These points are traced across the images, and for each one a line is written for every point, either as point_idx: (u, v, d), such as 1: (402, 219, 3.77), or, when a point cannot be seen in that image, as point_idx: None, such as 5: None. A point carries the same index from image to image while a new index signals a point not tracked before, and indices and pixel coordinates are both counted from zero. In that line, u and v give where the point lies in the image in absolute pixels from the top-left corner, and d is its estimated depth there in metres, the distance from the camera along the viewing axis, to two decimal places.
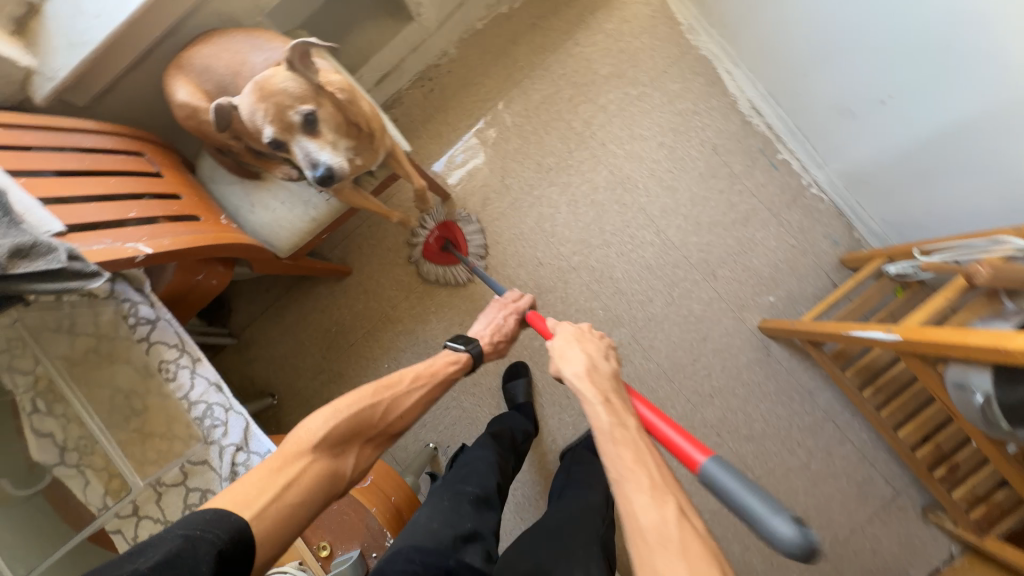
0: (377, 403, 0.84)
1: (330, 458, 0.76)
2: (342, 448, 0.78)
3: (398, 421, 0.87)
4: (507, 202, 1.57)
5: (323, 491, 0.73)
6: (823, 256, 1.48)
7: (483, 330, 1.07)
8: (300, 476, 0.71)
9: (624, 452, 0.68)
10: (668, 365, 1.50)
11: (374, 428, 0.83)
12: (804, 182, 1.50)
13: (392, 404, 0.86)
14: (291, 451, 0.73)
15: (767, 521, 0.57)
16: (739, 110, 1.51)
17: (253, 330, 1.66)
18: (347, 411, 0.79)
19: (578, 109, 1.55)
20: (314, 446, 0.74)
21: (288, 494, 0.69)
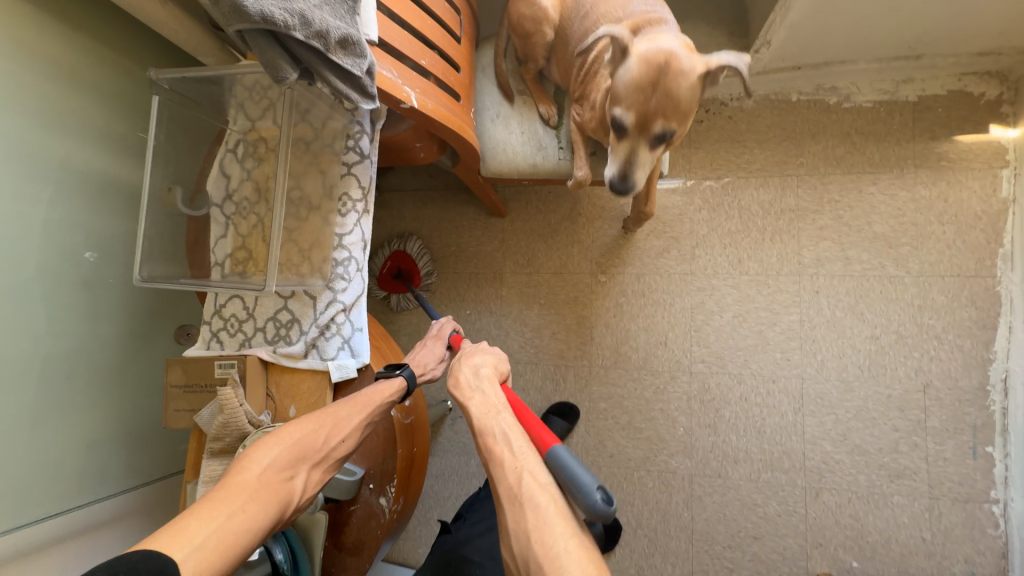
0: (319, 431, 0.73)
1: (274, 485, 0.66)
2: (289, 472, 0.69)
3: (346, 447, 0.75)
4: (681, 268, 1.43)
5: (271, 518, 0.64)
6: (945, 575, 1.21)
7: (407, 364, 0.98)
8: (238, 505, 0.62)
9: (492, 443, 0.70)
10: (700, 526, 1.33)
11: (320, 455, 0.73)
12: (992, 493, 1.21)
13: (335, 429, 0.75)
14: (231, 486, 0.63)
15: (581, 486, 0.60)
16: (987, 371, 1.23)
17: (394, 198, 1.69)
18: (289, 440, 0.70)
19: (819, 241, 1.35)
20: (258, 475, 0.66)
21: (228, 520, 0.60)
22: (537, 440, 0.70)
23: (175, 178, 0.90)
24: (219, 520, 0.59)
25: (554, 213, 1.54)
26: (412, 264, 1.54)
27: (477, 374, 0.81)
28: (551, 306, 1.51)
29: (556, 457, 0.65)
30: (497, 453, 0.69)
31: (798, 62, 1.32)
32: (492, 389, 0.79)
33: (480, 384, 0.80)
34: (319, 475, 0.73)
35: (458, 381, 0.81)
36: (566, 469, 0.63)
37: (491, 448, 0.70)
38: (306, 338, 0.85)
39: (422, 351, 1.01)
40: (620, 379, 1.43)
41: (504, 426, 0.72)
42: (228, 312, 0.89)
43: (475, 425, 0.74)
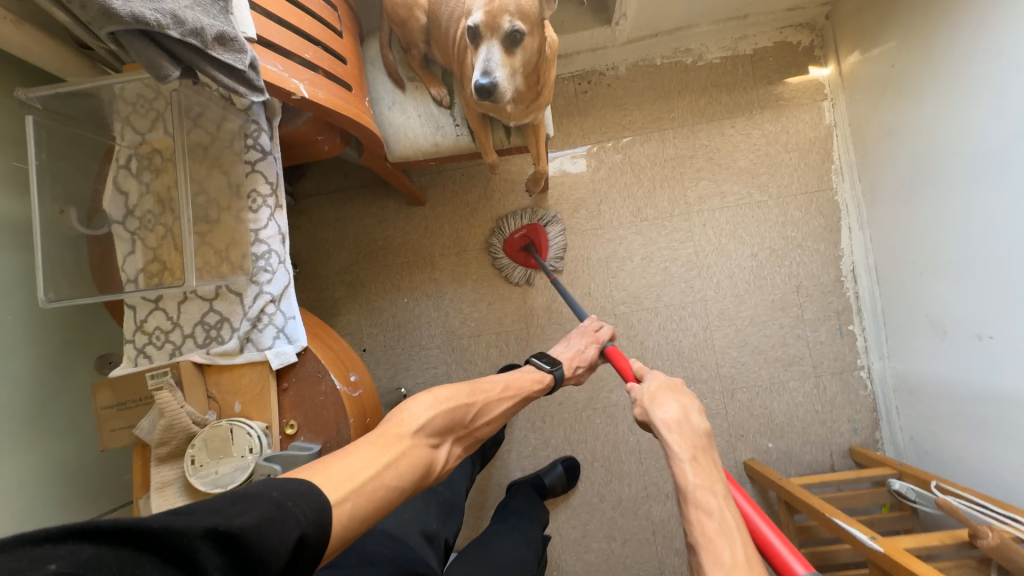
0: (473, 405, 0.81)
1: (428, 449, 0.71)
2: (437, 440, 0.74)
3: (485, 427, 0.84)
4: (592, 224, 1.59)
5: (414, 481, 0.67)
6: (836, 436, 1.48)
7: (565, 353, 1.09)
8: (399, 457, 0.66)
9: (705, 521, 0.57)
10: (645, 446, 1.50)
11: (464, 431, 0.80)
12: (858, 362, 1.49)
13: (483, 409, 0.84)
14: (392, 434, 0.69)
15: None
16: (839, 265, 1.51)
17: (312, 203, 1.70)
18: (448, 404, 0.77)
19: (699, 182, 1.56)
20: (412, 433, 0.70)
21: (389, 472, 0.64)
22: (779, 560, 0.57)
23: (67, 200, 0.88)
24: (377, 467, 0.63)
25: (470, 193, 1.63)
26: (544, 237, 1.55)
27: (695, 428, 0.71)
28: (483, 280, 1.61)
29: None
30: (714, 542, 0.55)
31: (654, 30, 1.52)
32: (712, 457, 0.67)
33: (695, 433, 0.70)
34: (457, 452, 0.78)
35: (665, 416, 0.73)
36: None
37: (709, 536, 0.56)
38: (239, 334, 0.87)
39: (578, 349, 1.10)
40: (556, 333, 1.56)
41: (729, 513, 0.58)
42: (151, 325, 0.89)
43: (686, 491, 0.61)
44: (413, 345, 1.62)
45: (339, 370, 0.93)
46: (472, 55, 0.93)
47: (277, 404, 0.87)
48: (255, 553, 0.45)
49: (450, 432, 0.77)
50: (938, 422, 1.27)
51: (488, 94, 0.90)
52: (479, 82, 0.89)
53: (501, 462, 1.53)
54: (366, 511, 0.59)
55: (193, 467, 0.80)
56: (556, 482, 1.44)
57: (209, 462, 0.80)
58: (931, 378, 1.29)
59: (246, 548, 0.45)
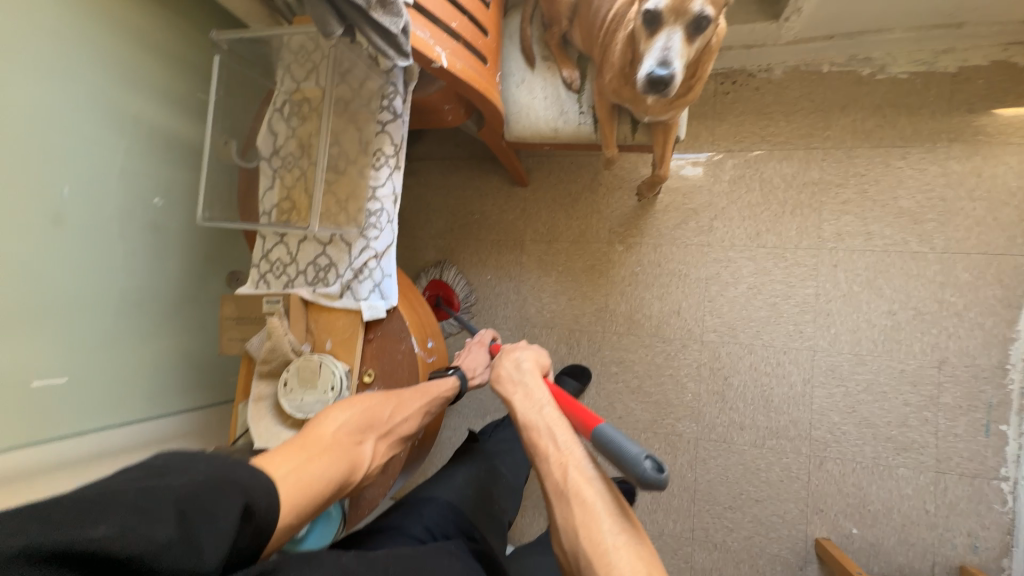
0: (390, 401, 0.84)
1: (349, 445, 0.73)
2: (360, 437, 0.76)
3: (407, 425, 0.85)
4: (699, 239, 1.45)
5: (341, 475, 0.69)
6: (946, 547, 1.23)
7: (458, 364, 1.09)
8: (316, 453, 0.68)
9: (538, 439, 0.71)
10: (702, 487, 1.39)
11: (386, 426, 0.82)
12: (1002, 471, 1.21)
13: (401, 406, 0.86)
14: (310, 437, 0.70)
15: (633, 459, 0.60)
16: (1008, 350, 1.22)
17: (422, 166, 1.77)
18: (362, 403, 0.79)
19: (841, 216, 1.34)
20: (332, 432, 0.73)
21: (308, 466, 0.65)
22: (581, 417, 0.72)
23: (231, 134, 1.00)
24: (298, 462, 0.64)
25: (574, 183, 1.58)
26: (449, 292, 1.61)
27: (520, 368, 0.82)
28: (569, 274, 1.57)
29: (600, 434, 0.66)
30: (539, 445, 0.70)
31: (830, 32, 1.30)
32: (535, 382, 0.79)
33: (523, 378, 0.80)
34: (382, 448, 0.80)
35: (503, 374, 0.82)
36: (611, 442, 0.64)
37: (536, 442, 0.71)
38: (342, 281, 0.94)
39: (468, 355, 1.11)
40: (632, 345, 1.48)
41: (546, 420, 0.72)
42: (274, 257, 1.00)
43: (519, 419, 0.75)
44: (486, 322, 1.64)
45: (419, 333, 0.97)
46: (638, 41, 0.86)
47: (361, 353, 0.93)
48: (207, 500, 0.47)
49: (371, 427, 0.79)
50: None
51: (661, 86, 0.83)
52: (651, 70, 0.82)
53: None
54: (297, 505, 0.60)
55: (285, 389, 0.89)
56: None
57: (297, 388, 0.88)
58: None
59: (195, 496, 0.46)
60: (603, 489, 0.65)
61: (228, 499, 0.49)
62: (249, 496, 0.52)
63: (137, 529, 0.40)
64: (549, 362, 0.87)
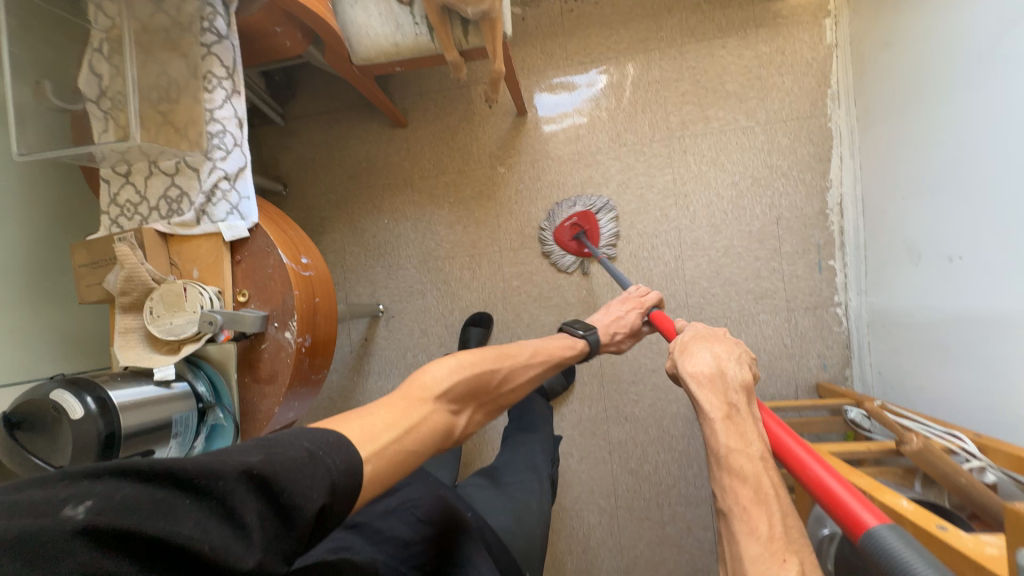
0: (498, 369, 0.82)
1: (448, 414, 0.72)
2: (458, 407, 0.74)
3: (508, 394, 0.84)
4: (570, 150, 1.57)
5: (433, 446, 0.67)
6: (804, 371, 1.44)
7: (603, 319, 1.09)
8: (421, 421, 0.66)
9: (739, 489, 0.59)
10: (608, 370, 1.54)
11: (487, 398, 0.81)
12: (835, 298, 1.44)
13: (510, 373, 0.85)
14: (415, 395, 0.69)
15: None
16: (825, 197, 1.44)
17: (301, 124, 1.75)
18: (470, 369, 0.77)
19: (683, 107, 1.50)
20: (434, 398, 0.70)
21: (411, 437, 0.63)
22: (841, 510, 0.52)
23: (45, 75, 0.95)
24: (401, 430, 0.62)
25: (451, 116, 1.64)
26: (596, 226, 1.51)
27: (724, 379, 0.69)
28: (461, 203, 1.64)
29: (880, 542, 0.47)
30: (750, 513, 0.56)
31: None
32: (754, 423, 0.65)
33: (721, 384, 0.69)
34: (477, 417, 0.79)
35: (694, 372, 0.71)
36: (898, 566, 0.44)
37: (745, 505, 0.57)
38: (196, 207, 0.95)
39: (611, 314, 1.11)
40: (528, 257, 1.59)
41: (766, 478, 0.59)
42: (122, 199, 0.98)
43: (722, 454, 0.62)
44: (392, 265, 1.68)
45: (290, 249, 0.99)
46: None
47: (230, 272, 0.94)
48: (288, 501, 0.45)
49: (473, 397, 0.78)
50: (904, 353, 1.23)
51: None
52: None
53: None
54: (390, 477, 0.59)
55: (151, 317, 0.89)
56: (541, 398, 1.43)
57: (165, 313, 0.89)
58: (901, 308, 1.24)
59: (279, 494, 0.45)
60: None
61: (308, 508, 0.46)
62: (333, 496, 0.49)
63: (221, 536, 0.40)
64: (758, 368, 0.76)
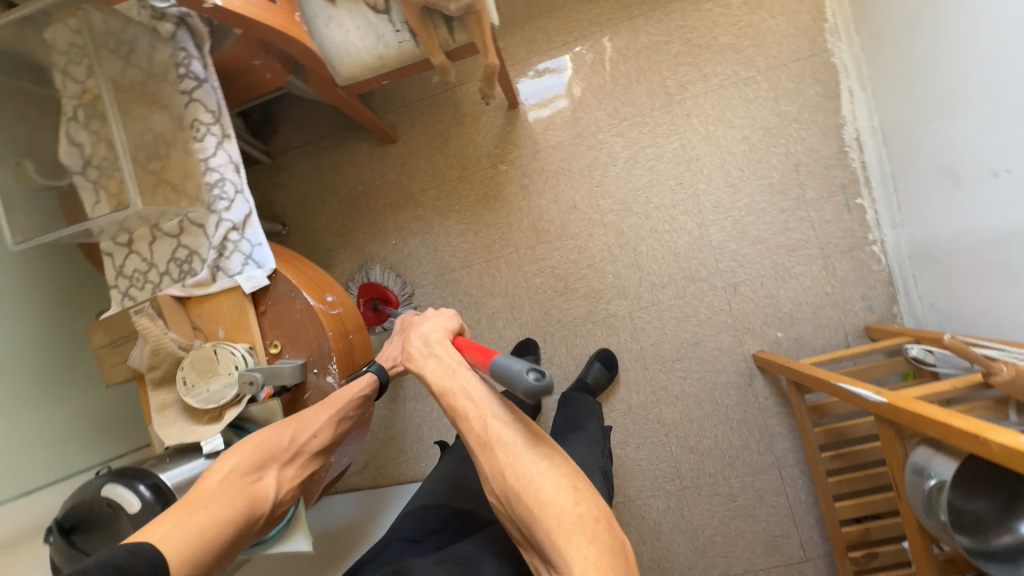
0: (283, 428, 0.79)
1: (244, 488, 0.71)
2: (256, 474, 0.74)
3: (313, 441, 0.80)
4: (569, 134, 1.51)
5: (239, 516, 0.68)
6: (850, 316, 1.40)
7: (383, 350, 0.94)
8: (201, 506, 0.65)
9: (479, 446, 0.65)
10: (650, 352, 1.49)
11: (290, 453, 0.78)
12: (870, 237, 1.39)
13: (302, 425, 0.80)
14: (196, 493, 0.68)
15: (515, 374, 0.58)
16: (841, 135, 1.39)
17: (288, 159, 1.69)
18: (250, 442, 0.76)
19: (678, 69, 1.45)
20: (221, 478, 0.70)
21: (194, 517, 0.63)
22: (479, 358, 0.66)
23: (24, 155, 0.89)
24: (181, 515, 0.63)
25: (442, 122, 1.58)
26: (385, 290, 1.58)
27: (428, 341, 0.73)
28: (467, 210, 1.58)
29: (495, 367, 0.61)
30: (496, 456, 0.64)
31: None
32: (444, 349, 0.71)
33: (432, 351, 0.71)
34: (290, 473, 0.78)
35: (414, 354, 0.72)
36: (506, 375, 0.60)
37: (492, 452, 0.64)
38: (208, 263, 0.89)
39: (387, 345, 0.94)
40: (545, 252, 1.54)
41: (466, 382, 0.67)
42: (129, 269, 0.92)
43: (435, 390, 0.68)
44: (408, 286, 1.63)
45: (313, 289, 0.94)
46: None
47: (257, 324, 0.89)
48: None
49: (271, 460, 0.76)
50: (957, 281, 1.19)
51: None
52: None
53: None
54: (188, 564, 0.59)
55: (185, 388, 0.84)
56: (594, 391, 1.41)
57: (199, 381, 0.84)
58: (945, 236, 1.19)
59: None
60: (512, 422, 0.66)
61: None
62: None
63: None
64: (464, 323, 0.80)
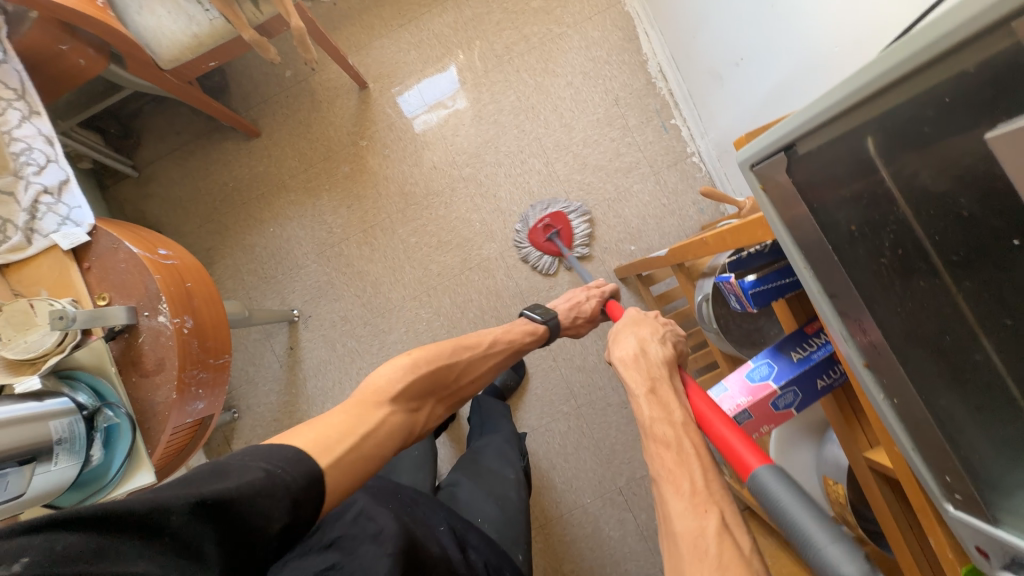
0: (455, 364, 0.96)
1: (406, 412, 0.87)
2: (416, 404, 0.89)
3: (469, 384, 1.00)
4: (419, 105, 1.66)
5: (393, 444, 0.82)
6: (687, 220, 1.58)
7: (563, 305, 1.19)
8: (376, 425, 0.80)
9: (665, 454, 0.65)
10: (525, 286, 1.60)
11: (445, 392, 0.95)
12: (688, 150, 1.60)
13: (469, 365, 0.99)
14: (371, 401, 0.83)
15: (816, 541, 0.48)
16: (647, 69, 1.61)
17: (156, 168, 1.72)
18: (424, 369, 0.90)
19: (502, 33, 1.64)
20: (393, 400, 0.85)
21: (369, 440, 0.77)
22: (736, 461, 0.61)
23: None
24: (358, 439, 0.76)
25: (300, 111, 1.68)
26: (568, 224, 1.55)
27: (643, 352, 0.84)
28: (337, 187, 1.67)
29: (766, 484, 0.56)
30: (674, 472, 0.62)
31: None
32: (679, 402, 0.73)
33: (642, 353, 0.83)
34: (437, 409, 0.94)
35: (624, 356, 0.85)
36: (781, 504, 0.54)
37: (670, 468, 0.63)
38: (21, 228, 0.92)
39: (568, 299, 1.21)
40: (416, 213, 1.64)
41: (685, 440, 0.67)
42: None
43: (646, 429, 0.71)
44: (291, 269, 1.68)
45: (142, 243, 0.98)
46: None
47: (80, 277, 0.92)
48: (252, 514, 0.58)
49: (430, 395, 0.92)
50: None
51: None
52: None
53: (401, 344, 1.62)
54: (346, 476, 0.71)
55: (0, 343, 0.85)
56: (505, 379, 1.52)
57: (15, 335, 0.85)
58: (727, 132, 1.40)
59: (242, 510, 0.57)
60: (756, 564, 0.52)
61: (273, 509, 0.60)
62: (296, 510, 0.63)
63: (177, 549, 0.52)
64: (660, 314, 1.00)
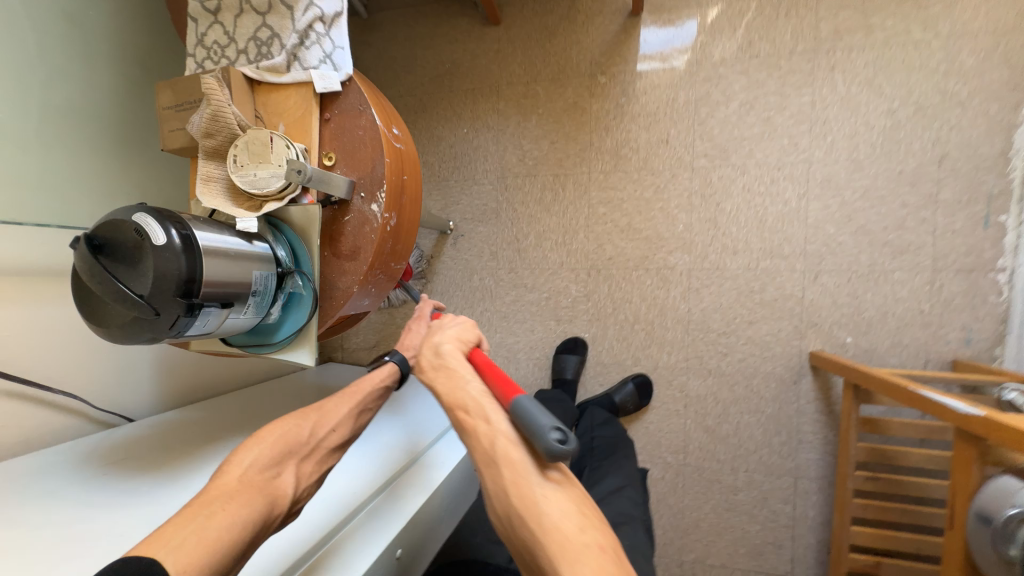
0: (305, 421, 0.76)
1: (263, 484, 0.65)
2: (275, 470, 0.68)
3: (331, 434, 0.78)
4: (687, 61, 1.35)
5: (262, 513, 0.62)
6: (939, 343, 1.22)
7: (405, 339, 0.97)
8: (221, 504, 0.59)
9: (457, 414, 0.67)
10: (696, 317, 1.37)
11: (308, 448, 0.74)
12: (1000, 261, 1.18)
13: (319, 419, 0.78)
14: (215, 488, 0.62)
15: (540, 433, 0.54)
16: (1012, 135, 1.17)
17: (385, 17, 1.61)
18: (270, 434, 0.71)
19: (839, 12, 1.25)
20: (239, 474, 0.64)
21: (208, 520, 0.56)
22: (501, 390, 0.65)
23: None
24: (196, 516, 0.56)
25: (553, 14, 1.45)
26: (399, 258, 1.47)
27: (437, 352, 0.75)
28: (550, 115, 1.47)
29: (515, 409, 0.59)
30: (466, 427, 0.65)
31: None
32: (457, 363, 0.73)
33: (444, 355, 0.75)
34: (306, 469, 0.72)
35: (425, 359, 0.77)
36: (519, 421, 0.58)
37: (462, 426, 0.66)
38: (287, 49, 0.84)
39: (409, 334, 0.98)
40: (619, 181, 1.42)
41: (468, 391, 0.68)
42: (210, 39, 0.89)
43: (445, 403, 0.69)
44: (466, 178, 1.56)
45: (383, 114, 0.87)
46: None
47: (318, 128, 0.84)
48: None
49: (288, 455, 0.71)
50: None
51: None
52: None
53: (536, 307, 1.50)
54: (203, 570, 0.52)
55: (235, 166, 0.81)
56: (628, 401, 1.36)
57: (249, 164, 0.80)
58: None
59: None
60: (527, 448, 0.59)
61: None
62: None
63: None
64: (481, 337, 0.84)
